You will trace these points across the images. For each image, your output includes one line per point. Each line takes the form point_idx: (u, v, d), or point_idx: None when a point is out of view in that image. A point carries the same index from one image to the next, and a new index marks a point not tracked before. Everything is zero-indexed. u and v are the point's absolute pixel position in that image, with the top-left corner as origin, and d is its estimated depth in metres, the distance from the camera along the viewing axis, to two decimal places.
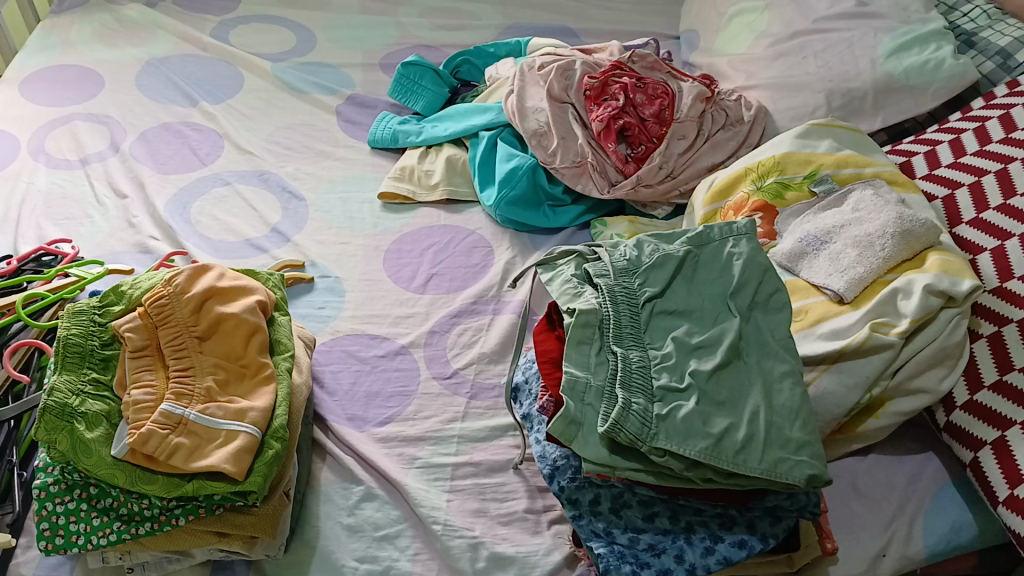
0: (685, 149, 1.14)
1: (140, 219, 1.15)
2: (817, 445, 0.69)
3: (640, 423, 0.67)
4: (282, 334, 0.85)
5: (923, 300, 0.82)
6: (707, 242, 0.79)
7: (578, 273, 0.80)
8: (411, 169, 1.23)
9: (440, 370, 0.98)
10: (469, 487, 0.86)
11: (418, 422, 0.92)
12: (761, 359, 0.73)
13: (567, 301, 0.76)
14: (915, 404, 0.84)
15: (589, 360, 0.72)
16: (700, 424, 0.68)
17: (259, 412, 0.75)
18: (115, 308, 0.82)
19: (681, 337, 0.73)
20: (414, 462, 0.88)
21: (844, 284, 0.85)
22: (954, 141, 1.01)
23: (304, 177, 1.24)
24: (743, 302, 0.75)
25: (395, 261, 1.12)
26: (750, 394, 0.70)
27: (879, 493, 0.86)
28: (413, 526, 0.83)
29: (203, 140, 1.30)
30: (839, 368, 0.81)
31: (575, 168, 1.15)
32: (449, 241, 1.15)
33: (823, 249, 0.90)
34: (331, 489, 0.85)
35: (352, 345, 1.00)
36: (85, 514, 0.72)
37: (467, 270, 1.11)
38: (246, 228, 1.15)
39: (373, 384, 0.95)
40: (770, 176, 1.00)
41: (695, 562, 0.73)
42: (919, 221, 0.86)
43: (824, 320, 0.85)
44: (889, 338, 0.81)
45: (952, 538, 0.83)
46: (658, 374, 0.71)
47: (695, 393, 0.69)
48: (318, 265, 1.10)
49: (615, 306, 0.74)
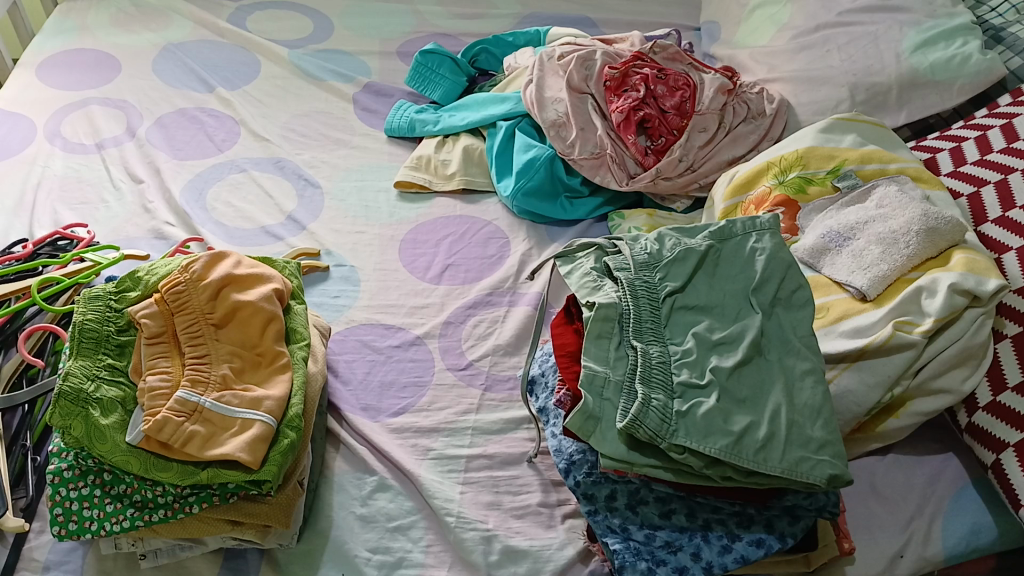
0: (705, 142, 1.13)
1: (156, 205, 1.14)
2: (839, 444, 0.68)
3: (660, 419, 0.66)
4: (298, 323, 0.84)
5: (948, 299, 0.80)
6: (729, 236, 0.78)
7: (597, 266, 0.79)
8: (428, 158, 1.22)
9: (454, 362, 0.97)
10: (483, 479, 0.86)
11: (432, 414, 0.91)
12: (783, 357, 0.72)
13: (586, 294, 0.75)
14: (936, 404, 0.83)
15: (608, 354, 0.71)
16: (720, 421, 0.67)
17: (275, 401, 0.75)
18: (131, 294, 0.82)
19: (702, 333, 0.72)
20: (427, 453, 0.87)
21: (867, 281, 0.84)
22: (980, 137, 0.99)
23: (320, 165, 1.24)
24: (765, 299, 0.74)
25: (410, 251, 1.11)
26: (772, 391, 0.70)
27: (898, 494, 0.84)
28: (426, 518, 0.82)
29: (219, 126, 1.29)
30: (861, 366, 0.80)
31: (594, 160, 1.14)
32: (465, 232, 1.14)
33: (846, 245, 0.89)
34: (345, 479, 0.85)
35: (367, 334, 0.99)
36: (99, 500, 0.72)
37: (483, 261, 1.10)
38: (261, 215, 1.14)
39: (387, 374, 0.95)
40: (792, 171, 0.99)
41: (712, 560, 0.72)
42: (944, 219, 0.85)
43: (846, 317, 0.84)
44: (912, 336, 0.80)
45: (971, 540, 0.82)
46: (679, 370, 0.70)
47: (715, 390, 0.68)
48: (333, 254, 1.09)
49: (635, 300, 0.73)
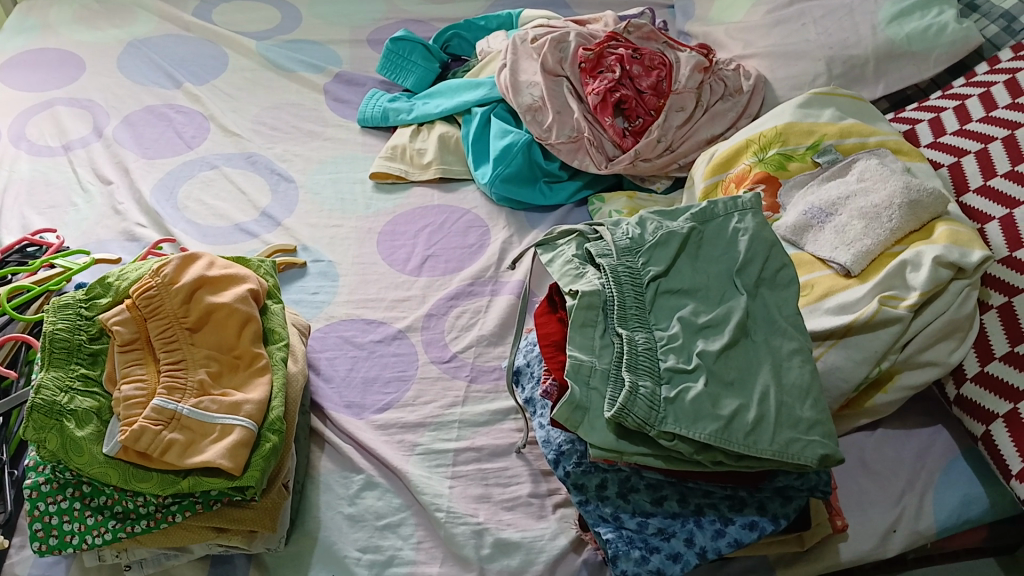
0: (683, 121, 1.11)
1: (126, 206, 1.12)
2: (828, 423, 0.68)
3: (648, 406, 0.65)
4: (276, 323, 0.79)
5: (933, 272, 0.79)
6: (711, 217, 0.77)
7: (579, 253, 0.77)
8: (403, 147, 1.19)
9: (438, 354, 0.96)
10: (471, 473, 0.86)
11: (418, 408, 0.91)
12: (770, 337, 0.72)
13: (569, 282, 0.74)
14: (924, 377, 0.82)
15: (594, 343, 0.70)
16: (709, 405, 0.66)
17: (254, 404, 0.70)
18: (101, 301, 0.76)
19: (687, 317, 0.71)
20: (414, 449, 0.88)
21: (850, 258, 0.84)
22: (958, 107, 0.99)
23: (293, 158, 1.21)
24: (749, 279, 0.74)
25: (389, 243, 1.09)
26: (759, 373, 0.69)
27: (888, 469, 0.84)
28: (416, 514, 0.83)
29: (189, 122, 1.27)
30: (847, 342, 0.81)
31: (572, 144, 1.11)
32: (444, 221, 1.12)
33: (828, 221, 0.89)
34: (331, 478, 0.85)
35: (348, 330, 0.98)
36: (80, 514, 0.70)
37: (463, 251, 1.08)
38: (234, 212, 1.12)
39: (371, 370, 0.94)
40: (772, 148, 0.99)
41: (705, 545, 0.70)
42: (927, 190, 0.85)
43: (831, 294, 0.85)
44: (898, 311, 0.80)
45: (962, 511, 0.82)
46: (665, 356, 0.69)
47: (703, 374, 0.67)
48: (310, 249, 1.07)
49: (619, 286, 0.72)
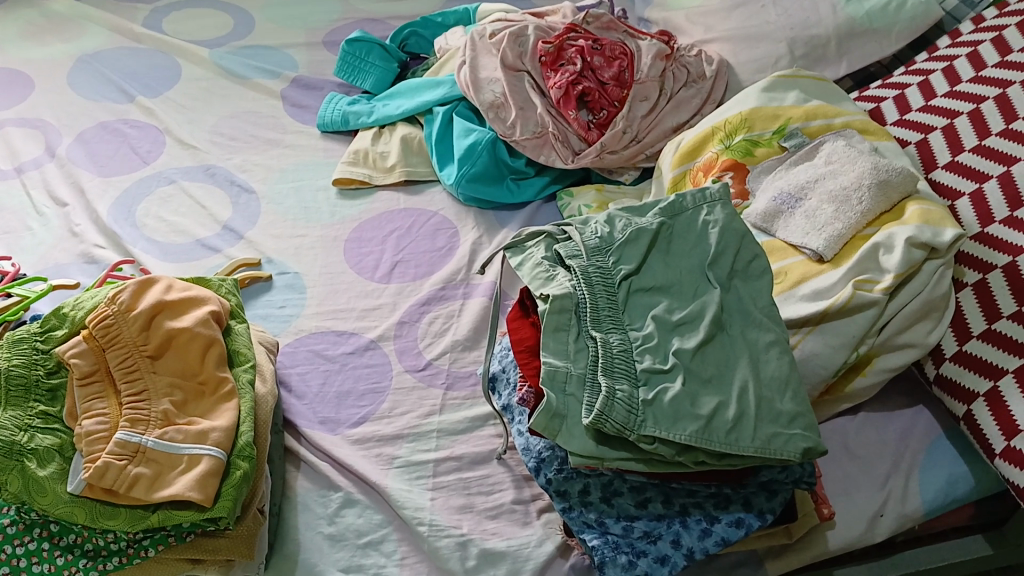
0: (648, 111, 1.10)
1: (84, 227, 1.09)
2: (809, 415, 0.67)
3: (627, 410, 0.63)
4: (241, 343, 0.77)
5: (905, 254, 0.79)
6: (680, 211, 0.76)
7: (549, 255, 0.75)
8: (365, 152, 1.17)
9: (413, 363, 0.94)
10: (453, 483, 0.85)
11: (395, 420, 0.89)
12: (745, 330, 0.71)
13: (540, 286, 0.72)
14: (903, 359, 0.82)
15: (568, 347, 0.68)
16: (688, 405, 0.64)
17: (222, 431, 0.68)
18: (58, 333, 0.74)
19: (661, 315, 0.69)
20: (393, 462, 0.86)
21: (823, 242, 0.84)
22: (923, 83, 0.98)
23: (253, 168, 1.19)
24: (722, 272, 0.73)
25: (356, 250, 1.06)
26: (737, 368, 0.68)
27: (871, 452, 0.84)
28: (398, 529, 0.81)
29: (144, 137, 1.24)
30: (823, 329, 0.80)
31: (536, 139, 1.10)
32: (411, 225, 1.10)
33: (798, 206, 0.88)
34: (309, 498, 0.83)
35: (318, 343, 0.96)
36: (49, 554, 0.68)
37: (433, 254, 1.06)
38: (195, 227, 1.10)
39: (344, 383, 0.92)
40: (738, 134, 0.98)
41: (692, 546, 0.68)
42: (895, 170, 0.84)
43: (806, 279, 0.84)
44: (873, 295, 0.79)
45: (949, 492, 0.81)
46: (642, 357, 0.67)
47: (680, 373, 0.66)
48: (275, 261, 1.05)
49: (590, 288, 0.70)
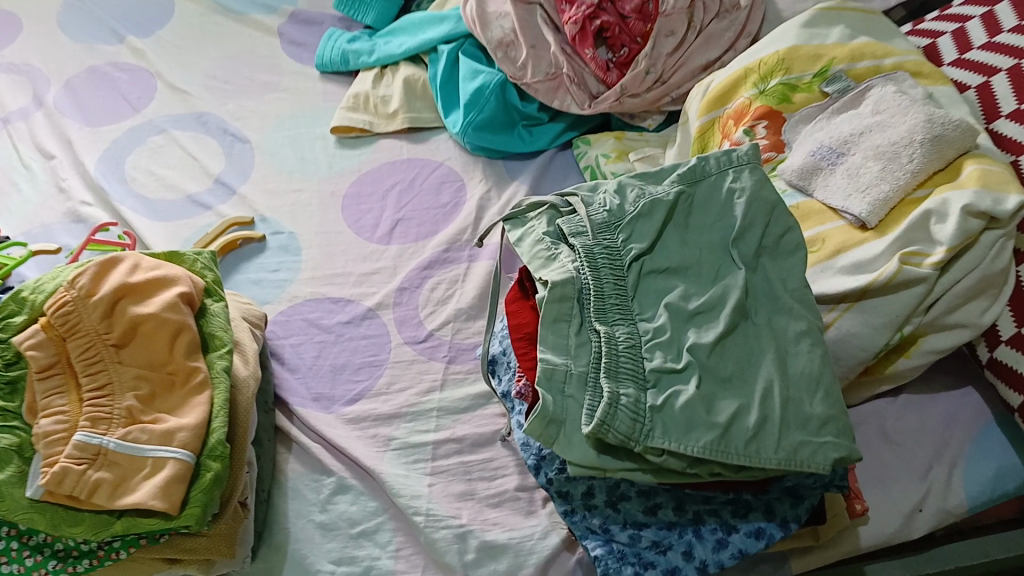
0: (674, 48, 0.97)
1: (71, 182, 1.03)
2: (842, 418, 0.59)
3: (631, 419, 0.56)
4: (216, 326, 0.70)
5: (961, 223, 0.69)
6: (702, 177, 0.67)
7: (552, 230, 0.67)
8: (366, 96, 1.08)
9: (413, 334, 0.87)
10: (453, 467, 0.79)
11: (392, 397, 0.83)
12: (773, 317, 0.63)
13: (539, 268, 0.64)
14: (954, 340, 0.73)
15: (568, 341, 0.60)
16: (703, 412, 0.57)
17: (190, 432, 0.62)
18: (16, 319, 0.67)
19: (676, 303, 0.61)
20: (389, 444, 0.80)
21: (866, 208, 0.74)
22: (986, 15, 0.86)
23: (247, 115, 1.11)
24: (747, 250, 0.65)
25: (355, 208, 0.98)
26: (761, 365, 0.60)
27: (911, 439, 0.76)
28: (393, 518, 0.76)
29: (134, 82, 1.16)
30: (864, 307, 0.72)
31: (550, 82, 1.00)
32: (414, 178, 1.01)
33: (840, 162, 0.78)
34: (300, 483, 0.78)
35: (313, 312, 0.89)
36: (17, 554, 0.63)
37: (437, 211, 0.98)
38: (186, 182, 1.03)
39: (339, 356, 0.86)
40: (774, 77, 0.87)
41: (706, 559, 0.62)
42: (952, 123, 0.74)
43: (846, 249, 0.75)
44: (922, 270, 0.69)
45: (997, 486, 0.73)
46: (651, 353, 0.59)
47: (695, 373, 0.58)
48: (269, 220, 0.98)
49: (595, 272, 0.62)
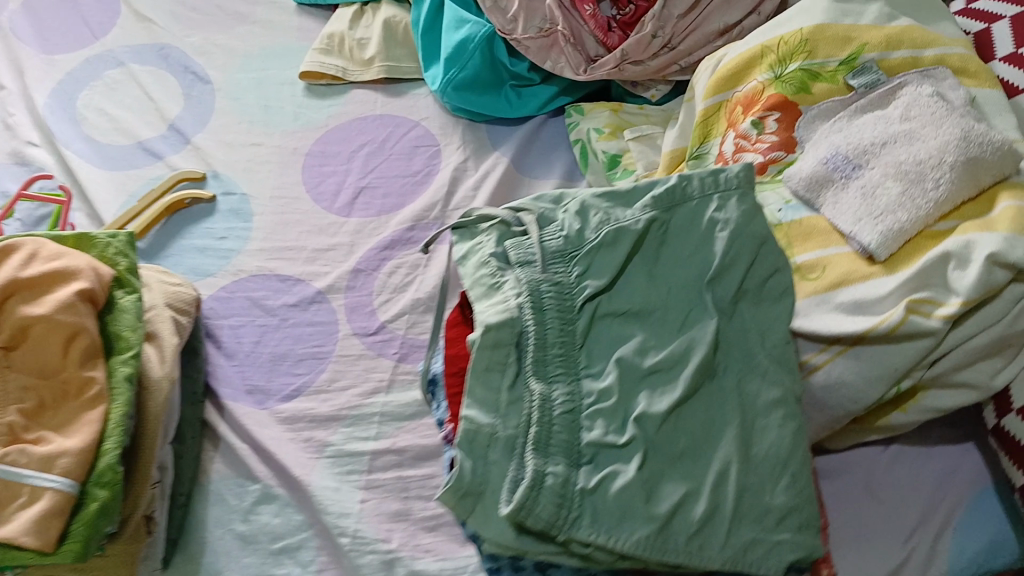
0: (688, 8, 0.85)
1: (17, 117, 0.93)
2: (807, 509, 0.51)
3: (556, 505, 0.48)
4: (124, 325, 0.63)
5: (984, 275, 0.58)
6: (682, 203, 0.56)
7: (498, 250, 0.57)
8: (341, 37, 0.97)
9: (362, 325, 0.80)
10: (389, 483, 0.72)
11: (333, 397, 0.76)
12: (744, 379, 0.54)
13: (479, 298, 0.55)
14: (957, 401, 0.64)
15: (499, 396, 0.52)
16: (641, 500, 0.49)
17: (73, 457, 0.56)
18: None
19: (629, 360, 0.53)
20: (323, 451, 0.73)
21: (877, 238, 0.63)
22: None
23: (213, 50, 1.01)
24: (723, 296, 0.55)
25: (316, 170, 0.89)
26: (721, 441, 0.52)
27: (898, 496, 0.68)
28: (319, 535, 0.69)
29: (97, 5, 1.05)
30: (858, 352, 0.63)
31: (543, 38, 0.88)
32: (385, 139, 0.91)
33: (855, 176, 0.66)
34: (223, 487, 0.72)
35: (258, 290, 0.82)
36: None
37: (406, 181, 0.88)
38: (138, 127, 0.93)
39: (280, 345, 0.79)
40: (794, 61, 0.74)
41: None
42: (990, 144, 0.62)
43: (847, 282, 0.64)
44: (931, 322, 0.59)
45: (987, 559, 0.64)
46: (592, 422, 0.51)
47: (639, 451, 0.50)
48: (221, 178, 0.89)
49: (538, 316, 0.53)
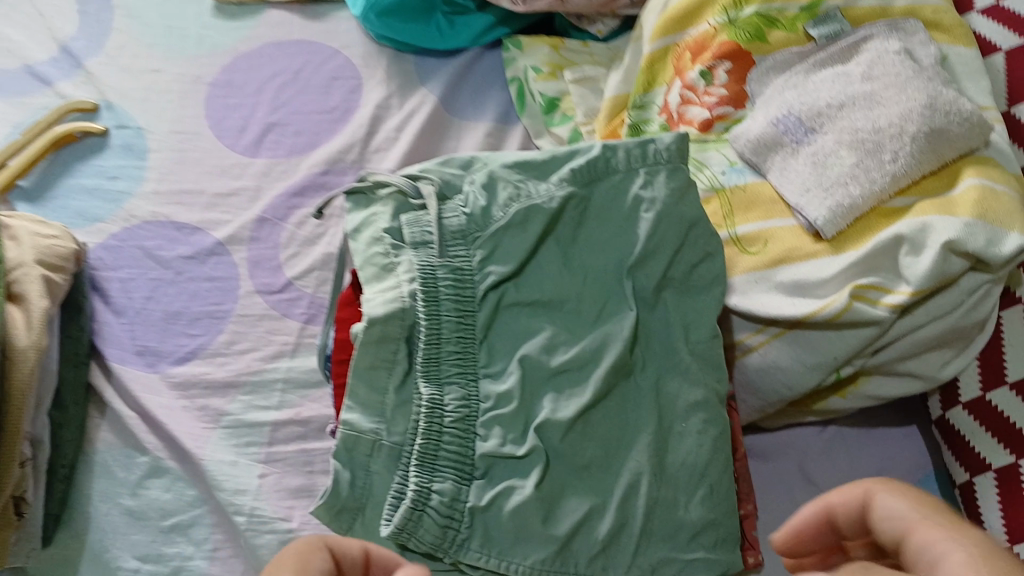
0: None
1: None
2: (725, 522, 0.47)
3: (442, 526, 0.43)
4: None
5: (939, 262, 0.52)
6: (604, 176, 0.50)
7: (394, 225, 0.50)
8: None
9: (266, 282, 0.72)
10: (291, 456, 0.65)
11: (231, 360, 0.69)
12: (664, 377, 0.49)
13: (369, 283, 0.48)
14: (900, 390, 0.59)
15: (385, 398, 0.46)
16: (539, 521, 0.43)
17: None
18: None
19: (535, 357, 0.47)
20: (219, 420, 0.66)
21: (824, 214, 0.57)
22: None
23: None
24: (645, 284, 0.49)
25: (222, 103, 0.81)
26: (634, 449, 0.46)
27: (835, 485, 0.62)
28: (213, 511, 0.63)
29: None
30: (798, 337, 0.58)
31: None
32: (301, 69, 0.83)
33: (807, 141, 0.59)
34: (109, 458, 0.65)
35: (150, 239, 0.74)
36: None
37: (321, 117, 0.80)
38: (25, 48, 0.84)
39: (174, 301, 0.71)
40: (751, 4, 0.67)
41: None
42: (960, 115, 0.55)
43: (790, 259, 0.58)
44: (877, 311, 0.54)
45: None
46: (488, 429, 0.46)
47: (539, 463, 0.45)
48: (115, 109, 0.81)
49: (433, 306, 0.47)
